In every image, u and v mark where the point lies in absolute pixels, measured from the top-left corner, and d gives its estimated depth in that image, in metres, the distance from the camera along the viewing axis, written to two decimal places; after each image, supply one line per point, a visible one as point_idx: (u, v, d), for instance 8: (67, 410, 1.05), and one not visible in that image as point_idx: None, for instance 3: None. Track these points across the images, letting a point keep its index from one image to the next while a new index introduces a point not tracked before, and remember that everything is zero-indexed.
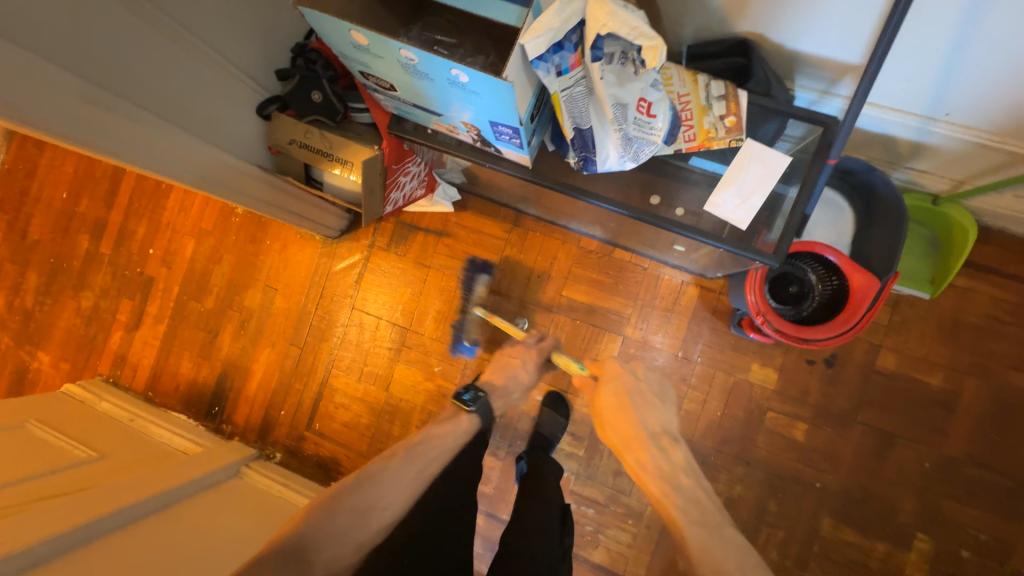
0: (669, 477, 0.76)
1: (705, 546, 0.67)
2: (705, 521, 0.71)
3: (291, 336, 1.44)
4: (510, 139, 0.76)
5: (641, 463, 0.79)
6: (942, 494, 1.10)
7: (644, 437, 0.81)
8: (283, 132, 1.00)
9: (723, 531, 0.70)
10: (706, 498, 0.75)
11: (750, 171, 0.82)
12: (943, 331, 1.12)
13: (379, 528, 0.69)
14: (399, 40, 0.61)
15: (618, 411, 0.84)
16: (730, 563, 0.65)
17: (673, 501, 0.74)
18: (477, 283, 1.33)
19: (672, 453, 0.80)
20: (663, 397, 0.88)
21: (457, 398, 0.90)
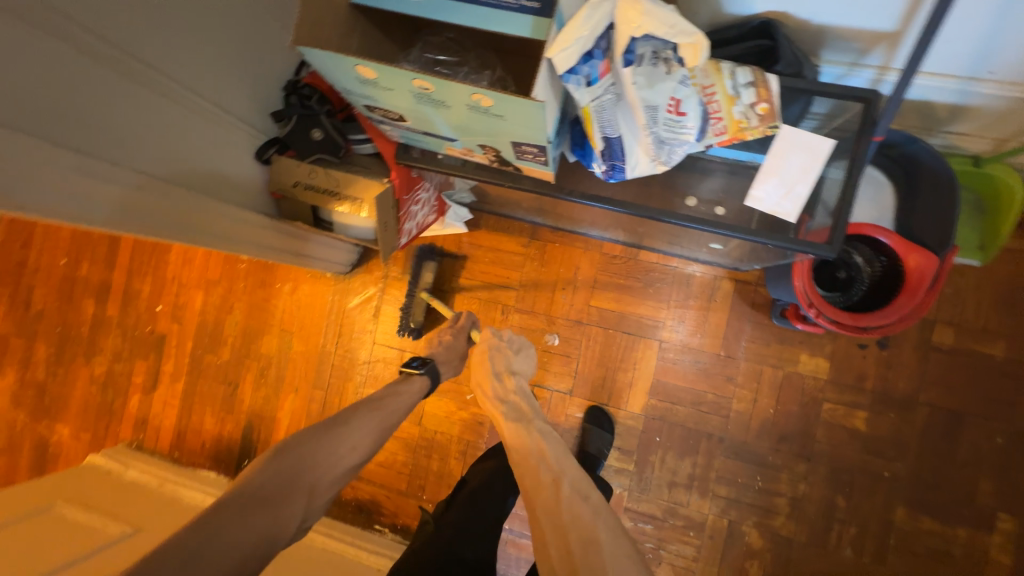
0: (501, 397, 0.81)
1: (520, 444, 0.72)
2: (523, 421, 0.76)
3: (314, 378, 1.39)
4: (534, 157, 0.70)
5: (483, 391, 0.83)
6: (1020, 469, 1.04)
7: (491, 372, 0.84)
8: (286, 174, 0.94)
9: (536, 427, 0.75)
10: (531, 408, 0.79)
11: (792, 159, 0.76)
12: (1000, 298, 1.06)
13: (347, 467, 0.74)
14: (412, 70, 0.55)
15: (475, 358, 0.88)
16: (536, 453, 0.70)
17: (500, 409, 0.79)
18: (423, 269, 1.27)
19: (509, 379, 0.84)
20: (523, 345, 0.90)
21: (407, 363, 0.95)
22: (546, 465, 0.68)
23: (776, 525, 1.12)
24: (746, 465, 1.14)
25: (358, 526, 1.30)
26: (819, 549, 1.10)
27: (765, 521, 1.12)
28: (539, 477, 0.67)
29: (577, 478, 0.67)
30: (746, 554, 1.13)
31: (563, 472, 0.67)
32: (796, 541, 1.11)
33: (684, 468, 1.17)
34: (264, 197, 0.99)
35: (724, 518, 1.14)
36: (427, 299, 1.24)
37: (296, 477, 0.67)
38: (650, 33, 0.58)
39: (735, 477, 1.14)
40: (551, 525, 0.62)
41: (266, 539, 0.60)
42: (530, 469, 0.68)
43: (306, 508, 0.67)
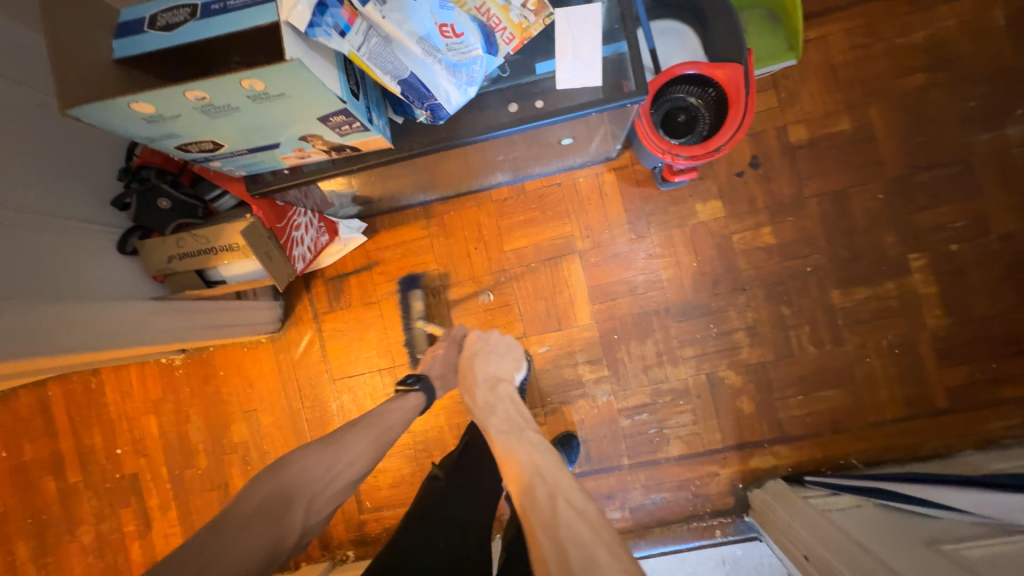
0: (490, 406, 0.86)
1: (511, 453, 0.73)
2: (511, 428, 0.79)
3: (295, 441, 1.38)
4: (351, 125, 0.74)
5: (472, 400, 0.89)
6: (909, 211, 1.15)
7: (477, 381, 0.92)
8: (158, 254, 0.95)
9: (526, 437, 0.76)
10: (519, 418, 0.82)
11: (576, 33, 0.85)
12: (825, 82, 1.18)
13: (346, 480, 0.79)
14: (179, 85, 0.58)
15: (464, 364, 0.97)
16: (528, 460, 0.70)
17: (489, 421, 0.83)
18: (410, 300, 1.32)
19: (498, 387, 0.90)
20: (508, 350, 1.01)
21: (401, 382, 0.99)
22: (539, 474, 0.67)
23: (745, 357, 1.20)
24: (698, 320, 1.21)
25: None
26: (788, 358, 1.18)
27: (735, 357, 1.20)
28: (535, 491, 0.65)
29: (569, 487, 0.65)
30: (733, 395, 1.20)
31: (560, 487, 0.65)
32: (768, 362, 1.19)
33: (649, 349, 1.23)
34: (148, 283, 0.98)
35: (701, 374, 1.21)
36: (422, 325, 1.27)
37: (296, 494, 0.72)
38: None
39: (694, 334, 1.21)
40: (542, 532, 0.59)
41: (273, 547, 0.65)
42: (528, 478, 0.67)
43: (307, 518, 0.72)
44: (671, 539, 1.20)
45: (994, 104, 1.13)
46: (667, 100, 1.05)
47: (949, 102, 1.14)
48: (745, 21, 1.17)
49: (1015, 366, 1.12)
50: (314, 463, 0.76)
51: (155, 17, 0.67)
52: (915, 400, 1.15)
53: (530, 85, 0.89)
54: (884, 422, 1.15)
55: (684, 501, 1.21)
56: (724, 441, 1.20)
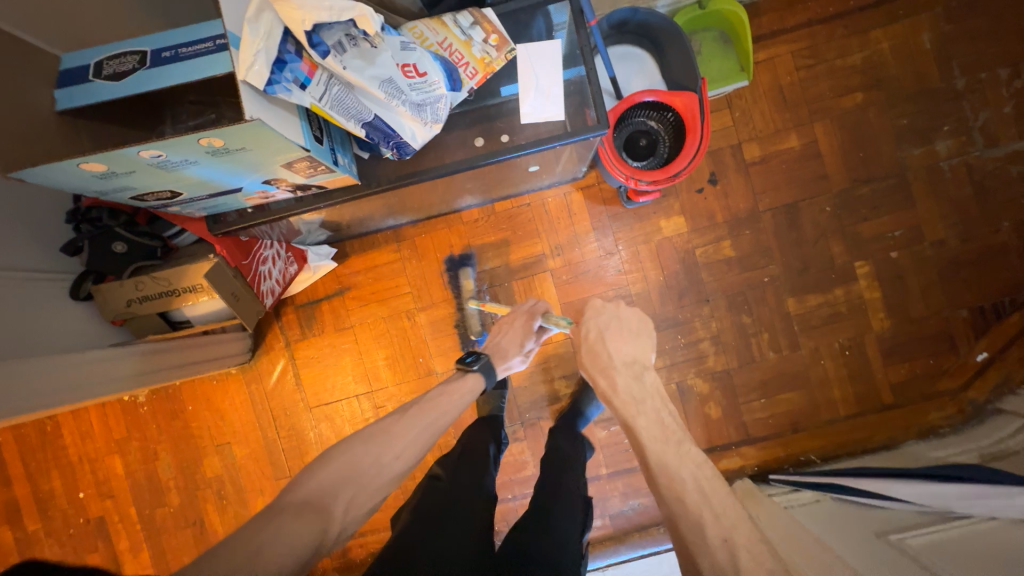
0: (637, 401, 0.80)
1: (668, 467, 0.70)
2: (667, 439, 0.74)
3: (272, 472, 1.35)
4: (315, 168, 0.73)
5: (611, 386, 0.82)
6: (853, 222, 1.24)
7: (614, 363, 0.85)
8: (114, 298, 0.91)
9: (685, 451, 0.72)
10: (670, 420, 0.78)
11: (537, 68, 0.87)
12: (775, 102, 1.24)
13: (393, 475, 0.73)
14: (131, 146, 0.57)
15: (591, 339, 0.88)
16: (693, 484, 0.68)
17: (636, 420, 0.77)
18: (462, 278, 1.30)
19: (642, 377, 0.83)
20: (641, 330, 0.89)
21: (459, 361, 0.97)
22: (706, 503, 0.66)
23: (711, 365, 1.26)
24: (666, 332, 1.26)
25: None
26: (751, 364, 1.25)
27: (702, 366, 1.26)
28: (704, 521, 0.64)
29: (747, 535, 0.63)
30: (701, 402, 1.26)
31: (734, 527, 0.64)
32: (733, 369, 1.25)
33: None
34: (106, 329, 0.94)
35: (672, 383, 1.26)
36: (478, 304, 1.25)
37: (341, 487, 0.66)
38: (318, 22, 0.60)
39: (663, 345, 1.26)
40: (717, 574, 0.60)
41: (317, 543, 0.59)
42: (692, 504, 0.66)
43: (349, 518, 0.65)
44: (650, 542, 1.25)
45: (924, 121, 1.22)
46: (628, 124, 1.09)
47: (885, 120, 1.23)
48: (701, 45, 1.22)
49: (949, 361, 1.23)
50: (359, 457, 0.71)
51: (101, 65, 0.65)
52: (864, 397, 1.24)
53: (496, 108, 0.92)
54: (837, 419, 1.24)
55: None
56: (695, 446, 1.26)
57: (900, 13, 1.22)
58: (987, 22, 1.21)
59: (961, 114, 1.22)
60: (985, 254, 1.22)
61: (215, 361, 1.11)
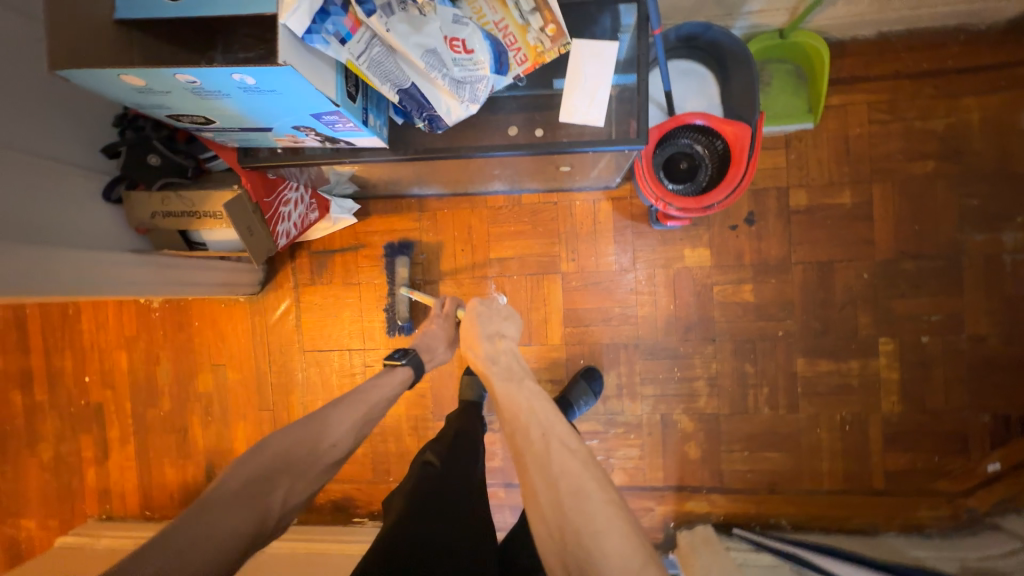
0: (492, 358, 0.89)
1: (510, 400, 0.81)
2: (511, 377, 0.86)
3: (258, 402, 1.41)
4: (345, 124, 0.74)
5: (473, 349, 0.93)
6: (889, 295, 1.16)
7: (479, 334, 0.94)
8: (140, 208, 0.96)
9: (525, 386, 0.84)
10: (518, 367, 0.88)
11: (587, 70, 0.84)
12: (837, 152, 1.16)
13: (331, 459, 0.81)
14: (168, 67, 0.59)
15: (467, 315, 0.98)
16: (524, 407, 0.80)
17: (489, 370, 0.88)
18: (397, 265, 1.28)
19: (501, 346, 0.91)
20: (509, 314, 1.00)
21: (388, 357, 1.02)
22: (535, 421, 0.78)
23: (701, 406, 1.22)
24: (663, 361, 1.23)
25: (339, 524, 1.35)
26: (742, 415, 1.21)
27: (691, 404, 1.22)
28: (532, 437, 0.76)
29: (562, 435, 0.76)
30: (682, 439, 1.23)
31: (553, 431, 0.76)
32: (722, 415, 1.22)
33: (612, 380, 1.25)
34: (128, 234, 0.99)
35: (656, 414, 1.24)
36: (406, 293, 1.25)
37: (277, 478, 0.73)
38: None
39: (656, 374, 1.24)
40: (538, 471, 0.72)
41: (254, 531, 0.66)
42: (524, 423, 0.78)
43: (288, 500, 0.73)
44: None
45: (997, 206, 1.12)
46: (672, 143, 1.04)
47: (953, 195, 1.14)
48: (772, 77, 1.14)
49: (954, 463, 1.15)
50: (296, 446, 0.78)
51: None
52: (853, 476, 1.18)
53: (542, 99, 0.90)
54: (820, 492, 1.19)
55: None
56: (665, 481, 1.24)
57: (1001, 84, 1.11)
58: None
59: None
60: None
61: (214, 285, 1.14)
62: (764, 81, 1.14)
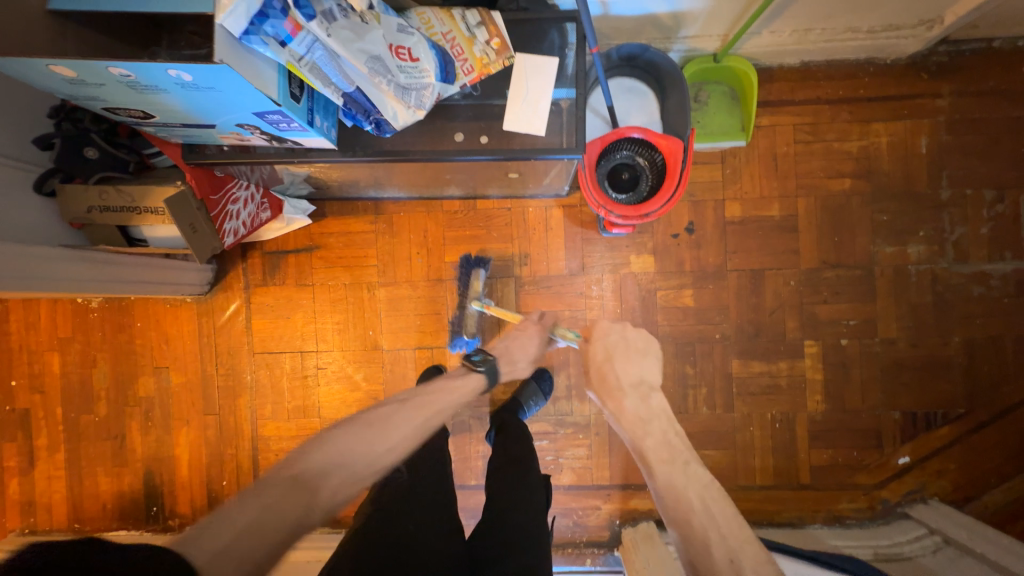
0: (642, 423, 0.81)
1: (677, 490, 0.72)
2: (675, 461, 0.76)
3: (202, 405, 1.37)
4: (289, 124, 0.75)
5: (618, 408, 0.84)
6: (812, 301, 1.26)
7: (621, 386, 0.86)
8: (76, 201, 0.93)
9: (693, 473, 0.74)
10: (679, 444, 0.78)
11: (529, 81, 0.90)
12: (767, 168, 1.26)
13: (386, 464, 0.73)
14: (102, 60, 0.60)
15: (596, 357, 0.90)
16: (700, 507, 0.70)
17: (645, 442, 0.79)
18: (472, 278, 1.26)
19: (649, 400, 0.84)
20: (646, 346, 0.91)
21: (465, 359, 0.98)
22: (712, 525, 0.68)
23: None
24: None
25: None
26: (682, 414, 1.27)
27: None
28: (712, 546, 0.65)
29: (754, 557, 0.64)
30: None
31: (736, 545, 0.66)
32: None
33: (562, 381, 1.29)
34: (62, 228, 0.96)
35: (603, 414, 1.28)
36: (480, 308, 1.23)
37: (329, 471, 0.67)
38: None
39: None
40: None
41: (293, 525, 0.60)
42: (697, 526, 0.68)
43: (339, 502, 0.66)
44: None
45: (904, 222, 1.25)
46: (614, 155, 1.10)
47: (866, 211, 1.25)
48: (709, 96, 1.23)
49: (871, 457, 1.25)
50: (354, 444, 0.72)
51: None
52: (782, 471, 1.26)
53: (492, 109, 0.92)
54: (752, 486, 1.26)
55: (566, 527, 1.28)
56: (611, 479, 1.28)
57: (905, 113, 1.25)
58: (985, 142, 1.24)
59: (939, 223, 1.24)
60: (930, 363, 1.25)
61: (167, 283, 1.13)
62: (702, 100, 1.23)
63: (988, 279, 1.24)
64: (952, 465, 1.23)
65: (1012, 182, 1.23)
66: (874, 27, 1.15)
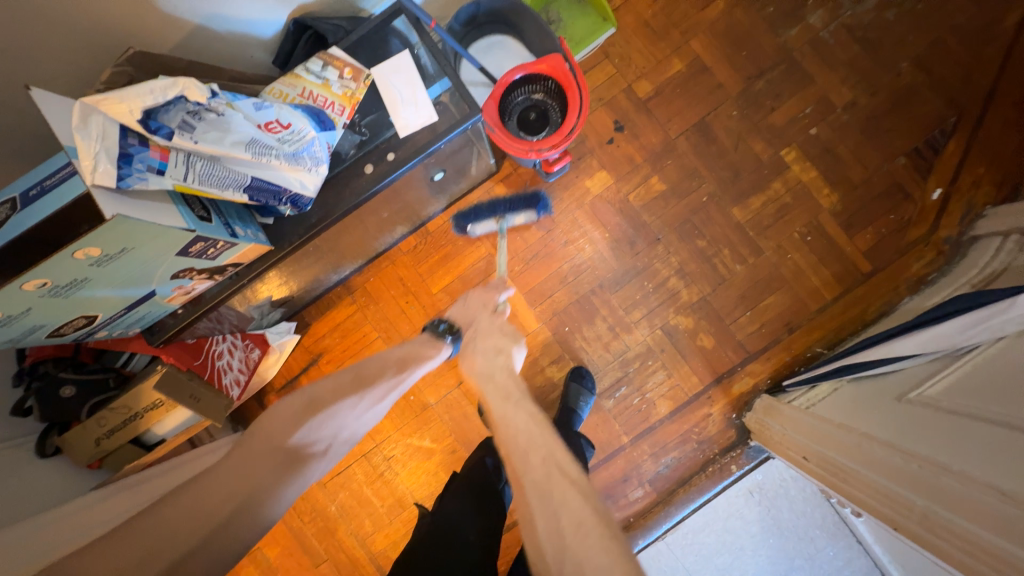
0: (486, 374, 0.74)
1: (506, 421, 0.66)
2: (510, 399, 0.69)
3: (309, 562, 1.28)
4: (215, 247, 0.74)
5: (469, 369, 0.77)
6: (763, 115, 1.25)
7: (472, 348, 0.79)
8: (81, 444, 0.92)
9: (524, 408, 0.68)
10: (517, 387, 0.72)
11: (397, 85, 0.91)
12: (647, 36, 1.27)
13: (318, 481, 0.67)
14: (12, 282, 0.59)
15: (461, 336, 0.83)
16: (523, 432, 0.64)
17: (483, 388, 0.73)
18: (522, 211, 1.21)
19: (496, 356, 0.77)
20: (512, 329, 0.83)
21: (431, 327, 0.90)
22: (532, 443, 0.62)
23: (686, 298, 1.24)
24: (632, 283, 1.25)
25: None
26: (722, 284, 1.24)
27: (678, 303, 1.24)
28: (531, 462, 0.60)
29: (569, 463, 0.60)
30: (691, 336, 1.24)
31: (554, 454, 0.61)
32: (707, 294, 1.24)
33: (601, 327, 1.25)
34: (84, 473, 0.94)
35: (656, 329, 1.24)
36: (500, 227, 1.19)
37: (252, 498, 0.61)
38: (147, 108, 0.61)
39: (634, 297, 1.25)
40: (537, 497, 0.57)
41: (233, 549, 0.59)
42: (522, 446, 0.62)
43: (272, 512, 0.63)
44: (697, 493, 1.19)
45: (789, 2, 1.26)
46: (512, 104, 1.11)
47: (752, 15, 1.26)
48: (559, 12, 1.25)
49: (907, 211, 1.21)
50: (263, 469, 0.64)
51: None
52: (842, 273, 1.22)
53: (382, 133, 0.92)
54: (827, 304, 1.21)
55: (694, 451, 1.21)
56: (702, 382, 1.23)
57: None
58: None
59: None
60: (897, 100, 1.23)
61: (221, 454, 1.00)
62: (555, 19, 1.25)
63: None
64: (982, 169, 1.19)
65: None
66: None
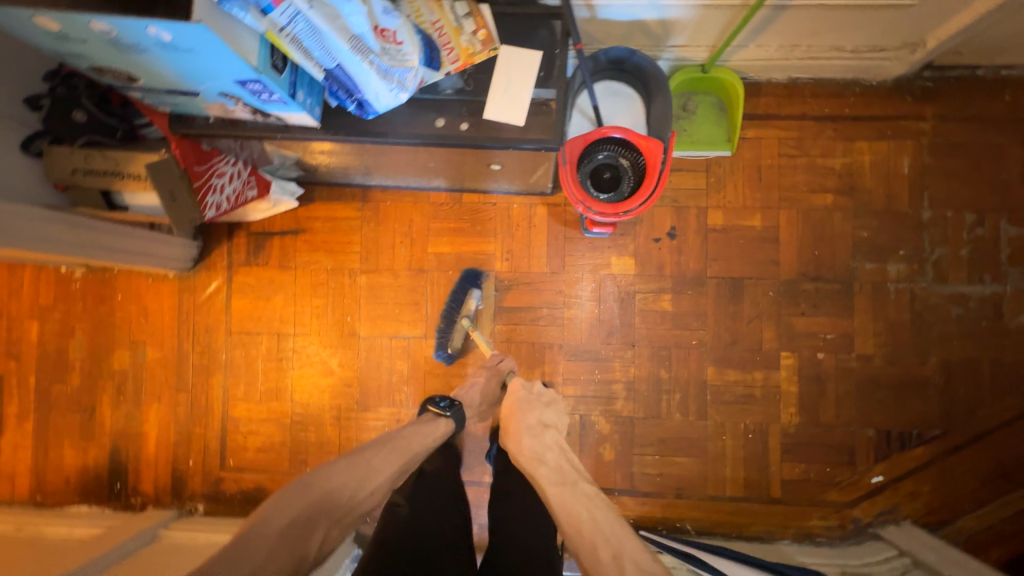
0: (540, 457, 0.91)
1: (568, 509, 0.81)
2: (564, 482, 0.86)
3: (175, 383, 1.33)
4: (269, 96, 0.77)
5: (518, 447, 0.93)
6: (790, 313, 1.26)
7: (522, 428, 0.95)
8: (61, 164, 0.96)
9: (580, 490, 0.85)
10: (568, 468, 0.90)
11: (510, 76, 0.92)
12: (751, 179, 1.28)
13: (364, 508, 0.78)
14: (84, 14, 0.62)
15: (506, 413, 0.99)
16: (587, 519, 0.79)
17: (540, 472, 0.88)
18: (468, 296, 1.25)
19: (543, 437, 0.94)
20: (551, 401, 1.03)
21: (434, 404, 1.01)
22: (600, 538, 0.76)
23: (618, 408, 1.27)
24: (585, 363, 1.28)
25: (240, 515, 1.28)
26: (654, 419, 1.26)
27: (608, 407, 1.27)
28: (602, 556, 0.74)
29: (633, 550, 0.75)
30: (598, 440, 1.26)
31: (624, 549, 0.75)
32: (637, 418, 1.26)
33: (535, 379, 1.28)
34: (46, 189, 0.98)
35: (576, 414, 1.27)
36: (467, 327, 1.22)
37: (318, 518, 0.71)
38: None
39: (579, 375, 1.27)
40: None
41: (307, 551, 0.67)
42: (591, 540, 0.76)
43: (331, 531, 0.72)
44: None
45: (885, 239, 1.26)
46: (598, 153, 1.11)
47: (847, 227, 1.26)
48: (698, 105, 1.25)
49: (842, 474, 1.23)
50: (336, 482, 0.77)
51: None
52: (754, 483, 1.24)
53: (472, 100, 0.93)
54: (722, 496, 1.24)
55: None
56: None
57: (888, 134, 1.27)
58: (968, 168, 1.26)
59: (920, 243, 1.25)
60: (907, 383, 1.24)
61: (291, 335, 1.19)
62: (689, 110, 1.25)
63: (967, 300, 1.24)
64: (926, 487, 1.21)
65: (991, 206, 1.25)
66: (859, 47, 1.17)
